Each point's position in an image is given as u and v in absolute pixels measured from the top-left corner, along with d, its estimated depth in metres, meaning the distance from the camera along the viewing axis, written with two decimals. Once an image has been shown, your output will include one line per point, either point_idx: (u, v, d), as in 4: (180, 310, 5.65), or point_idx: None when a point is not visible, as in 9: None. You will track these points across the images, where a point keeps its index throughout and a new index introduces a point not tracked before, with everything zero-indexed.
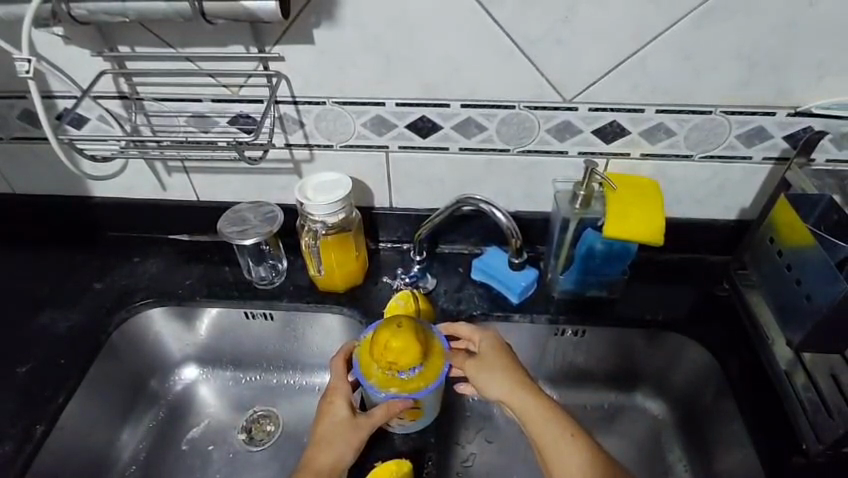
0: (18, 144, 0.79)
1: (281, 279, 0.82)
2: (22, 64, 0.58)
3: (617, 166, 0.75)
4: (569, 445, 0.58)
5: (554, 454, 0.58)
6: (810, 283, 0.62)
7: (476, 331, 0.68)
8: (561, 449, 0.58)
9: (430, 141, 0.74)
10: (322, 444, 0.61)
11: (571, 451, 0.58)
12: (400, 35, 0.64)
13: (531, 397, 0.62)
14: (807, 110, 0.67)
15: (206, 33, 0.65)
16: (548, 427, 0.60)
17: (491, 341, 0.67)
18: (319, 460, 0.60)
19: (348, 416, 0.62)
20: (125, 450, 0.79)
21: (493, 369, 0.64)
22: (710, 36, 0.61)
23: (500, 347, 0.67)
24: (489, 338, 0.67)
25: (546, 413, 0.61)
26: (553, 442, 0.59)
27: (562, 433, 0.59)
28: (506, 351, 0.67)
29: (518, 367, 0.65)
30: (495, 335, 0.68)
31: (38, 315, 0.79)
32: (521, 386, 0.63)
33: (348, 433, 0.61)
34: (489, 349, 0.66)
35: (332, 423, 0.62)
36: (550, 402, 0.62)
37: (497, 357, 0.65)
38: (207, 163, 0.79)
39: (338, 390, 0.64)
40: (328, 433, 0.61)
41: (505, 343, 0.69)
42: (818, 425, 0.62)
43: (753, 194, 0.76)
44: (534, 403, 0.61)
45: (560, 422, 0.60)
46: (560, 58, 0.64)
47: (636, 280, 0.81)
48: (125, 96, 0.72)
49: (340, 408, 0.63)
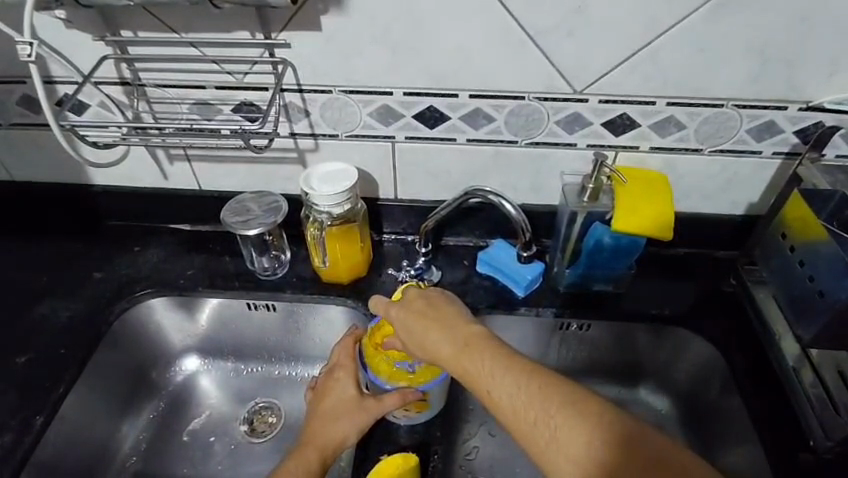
0: (16, 131, 0.78)
1: (283, 270, 0.81)
2: (23, 47, 0.57)
3: (624, 159, 0.74)
4: (534, 415, 0.46)
5: (526, 432, 0.46)
6: (822, 279, 0.61)
7: (392, 305, 0.61)
8: (526, 423, 0.46)
9: (437, 132, 0.73)
10: (328, 421, 0.62)
11: (543, 424, 0.45)
12: (408, 24, 0.63)
13: (470, 365, 0.51)
14: (818, 105, 0.66)
15: (211, 19, 0.64)
16: (500, 398, 0.48)
17: (403, 324, 0.59)
18: (322, 435, 0.61)
19: (352, 395, 0.63)
20: (125, 441, 0.78)
21: (426, 349, 0.56)
22: (723, 28, 0.61)
23: (418, 322, 0.58)
24: (406, 311, 0.60)
25: (494, 380, 0.49)
26: (512, 413, 0.47)
27: (516, 397, 0.47)
28: (427, 317, 0.58)
29: (446, 337, 0.55)
30: (408, 309, 0.60)
31: (37, 305, 0.78)
32: (458, 360, 0.53)
33: (354, 411, 0.62)
34: (412, 328, 0.58)
35: (336, 400, 0.63)
36: (497, 363, 0.50)
37: (422, 335, 0.57)
38: (210, 151, 0.77)
39: (346, 367, 0.65)
40: (333, 409, 0.63)
41: (424, 305, 0.59)
42: (827, 423, 0.62)
43: (761, 189, 0.75)
44: (478, 376, 0.50)
45: (515, 383, 0.48)
46: (571, 49, 0.64)
47: (642, 274, 0.81)
48: (127, 81, 0.70)
49: (345, 386, 0.64)
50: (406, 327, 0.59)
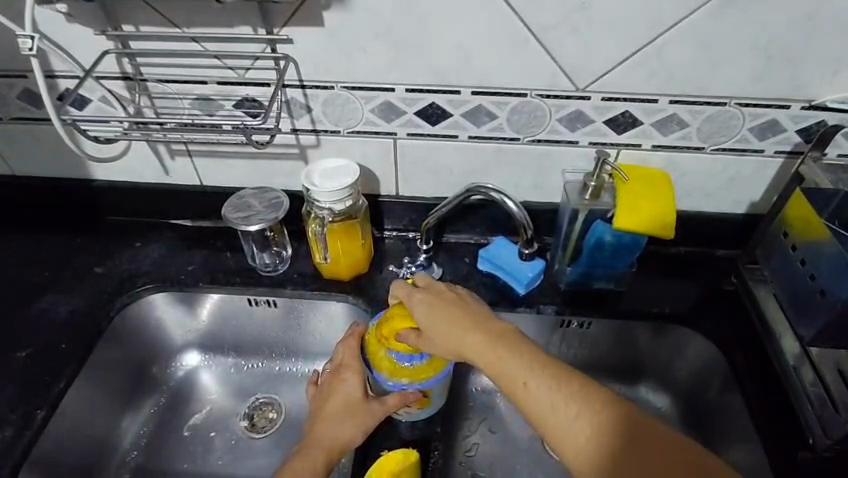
0: (17, 125, 0.78)
1: (284, 266, 0.81)
2: (24, 41, 0.57)
3: (626, 157, 0.74)
4: (573, 411, 0.46)
5: (560, 428, 0.46)
6: (824, 278, 0.61)
7: (418, 294, 0.59)
8: (561, 417, 0.46)
9: (438, 129, 0.73)
10: (334, 421, 0.63)
11: (581, 420, 0.46)
12: (412, 20, 0.63)
13: (505, 356, 0.51)
14: (820, 104, 0.66)
15: (212, 15, 0.64)
16: (536, 389, 0.48)
17: (426, 310, 0.58)
18: (328, 436, 0.62)
19: (358, 396, 0.64)
20: (125, 436, 0.78)
21: (450, 339, 0.55)
22: (727, 25, 0.60)
23: (449, 310, 0.57)
24: (432, 299, 0.58)
25: (529, 374, 0.49)
26: (548, 407, 0.47)
27: (553, 390, 0.48)
28: (456, 307, 0.57)
29: (476, 328, 0.54)
30: (436, 298, 0.58)
31: (38, 299, 0.78)
32: (487, 350, 0.52)
33: (361, 413, 0.62)
34: (435, 315, 0.57)
35: (342, 401, 0.64)
36: (531, 358, 0.50)
37: (450, 323, 0.55)
38: (211, 146, 0.77)
39: (351, 367, 0.65)
40: (339, 409, 0.63)
41: (450, 297, 0.58)
42: (826, 421, 0.62)
43: (763, 188, 0.75)
44: (510, 370, 0.50)
45: (551, 378, 0.48)
46: (574, 46, 0.63)
47: (643, 272, 0.81)
48: (128, 76, 0.70)
49: (351, 387, 0.64)
50: (429, 316, 0.57)
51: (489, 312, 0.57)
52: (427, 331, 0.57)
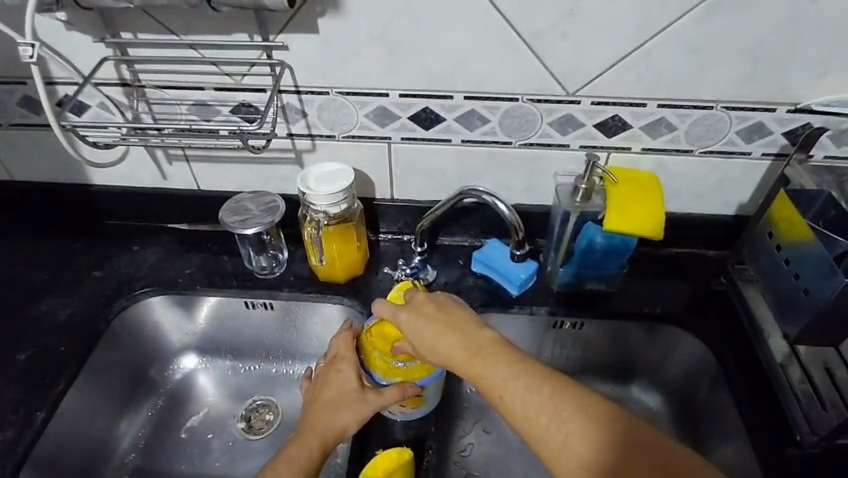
0: (17, 131, 0.79)
1: (281, 269, 0.82)
2: (25, 49, 0.58)
3: (617, 160, 0.75)
4: (548, 419, 0.47)
5: (539, 436, 0.48)
6: (807, 277, 0.63)
7: (400, 309, 0.61)
8: (537, 425, 0.48)
9: (431, 133, 0.74)
10: (328, 411, 0.63)
11: (556, 428, 0.47)
12: (405, 26, 0.64)
13: (484, 368, 0.52)
14: (806, 107, 0.67)
15: (210, 22, 0.65)
16: (514, 400, 0.50)
17: (412, 325, 0.59)
18: (322, 425, 0.62)
19: (353, 387, 0.64)
20: (124, 438, 0.79)
21: (436, 351, 0.57)
22: (713, 30, 0.62)
23: (431, 323, 0.58)
24: (414, 314, 0.60)
25: (507, 385, 0.50)
26: (527, 415, 0.49)
27: (530, 399, 0.49)
28: (439, 320, 0.58)
29: (458, 341, 0.56)
30: (419, 312, 0.60)
31: (37, 303, 0.79)
32: (469, 363, 0.54)
33: (355, 403, 0.62)
34: (419, 328, 0.59)
35: (337, 391, 0.64)
36: (510, 367, 0.51)
37: (434, 335, 0.57)
38: (209, 151, 0.79)
39: (347, 359, 0.66)
40: (333, 400, 0.63)
41: (431, 308, 0.60)
42: (812, 419, 0.64)
43: (751, 190, 0.77)
44: (490, 380, 0.51)
45: (528, 387, 0.50)
46: (564, 51, 0.65)
47: (634, 273, 0.82)
48: (126, 82, 0.71)
49: (346, 378, 0.64)
50: (414, 330, 0.59)
51: (472, 320, 0.58)
52: (416, 345, 0.59)
